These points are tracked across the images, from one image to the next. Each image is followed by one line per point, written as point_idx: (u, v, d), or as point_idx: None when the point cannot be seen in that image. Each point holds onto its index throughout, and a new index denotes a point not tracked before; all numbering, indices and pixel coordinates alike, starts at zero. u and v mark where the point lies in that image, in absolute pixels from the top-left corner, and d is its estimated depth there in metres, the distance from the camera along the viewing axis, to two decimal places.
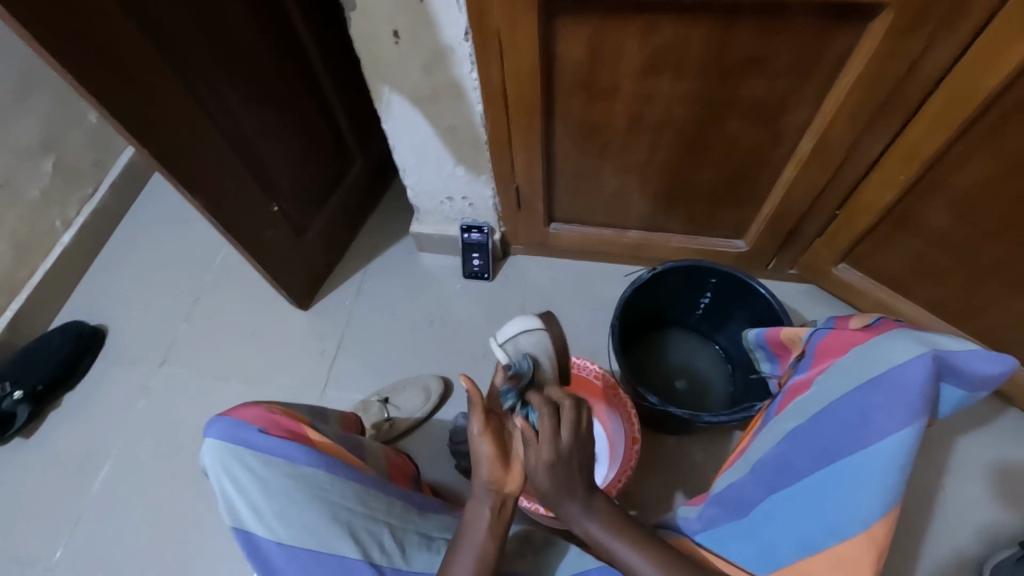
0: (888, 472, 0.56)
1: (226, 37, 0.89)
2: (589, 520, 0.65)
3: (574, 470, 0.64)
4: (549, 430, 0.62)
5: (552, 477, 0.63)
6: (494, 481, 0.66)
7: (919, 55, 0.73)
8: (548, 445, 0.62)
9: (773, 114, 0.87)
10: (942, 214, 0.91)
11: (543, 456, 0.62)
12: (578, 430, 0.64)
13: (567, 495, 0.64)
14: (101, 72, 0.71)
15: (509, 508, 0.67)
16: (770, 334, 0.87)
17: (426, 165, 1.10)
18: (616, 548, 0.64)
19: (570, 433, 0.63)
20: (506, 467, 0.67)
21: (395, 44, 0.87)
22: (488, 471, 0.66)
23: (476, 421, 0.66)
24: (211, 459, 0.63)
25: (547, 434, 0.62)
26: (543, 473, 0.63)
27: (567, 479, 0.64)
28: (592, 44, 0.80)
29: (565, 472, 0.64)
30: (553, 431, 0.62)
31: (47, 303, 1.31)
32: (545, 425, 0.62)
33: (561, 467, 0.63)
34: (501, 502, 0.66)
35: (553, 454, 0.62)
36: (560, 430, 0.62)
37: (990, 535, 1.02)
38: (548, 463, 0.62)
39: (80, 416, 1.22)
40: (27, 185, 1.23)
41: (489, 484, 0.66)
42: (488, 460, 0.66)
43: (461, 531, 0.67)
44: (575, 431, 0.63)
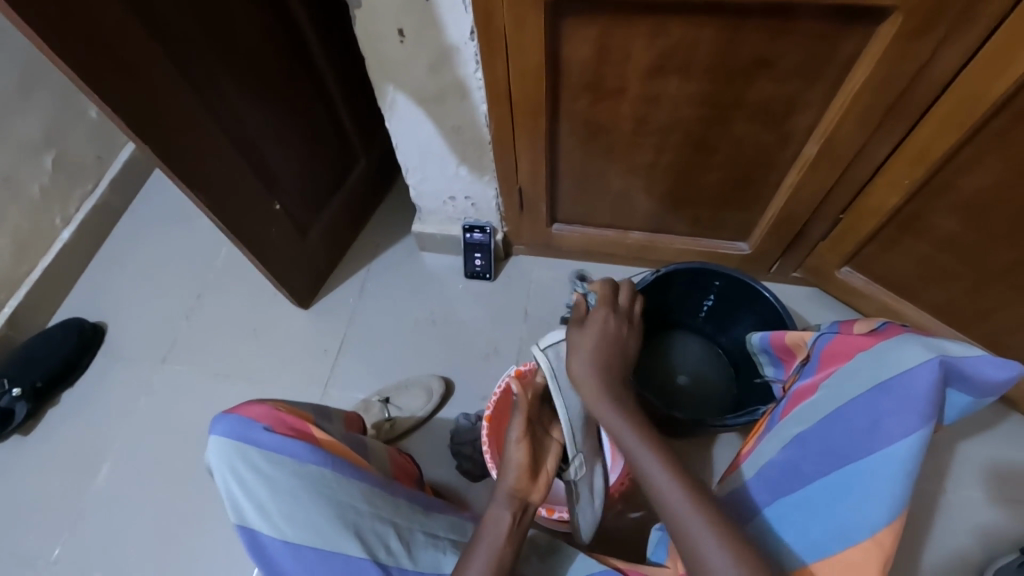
0: (897, 478, 0.57)
1: (230, 33, 0.89)
2: (613, 423, 0.71)
3: (614, 344, 0.78)
4: (609, 295, 0.83)
5: (594, 355, 0.75)
6: (518, 488, 0.73)
7: (928, 58, 0.72)
8: (600, 324, 0.78)
9: (781, 116, 0.86)
10: (949, 218, 0.90)
11: (599, 316, 0.79)
12: (625, 324, 0.81)
13: (600, 374, 0.74)
14: (104, 68, 0.71)
15: (528, 517, 0.72)
16: (774, 338, 0.87)
17: (430, 164, 1.09)
18: (634, 448, 0.68)
19: (622, 315, 0.82)
20: (533, 479, 0.74)
21: (400, 43, 0.86)
22: (515, 478, 0.73)
23: (518, 427, 0.75)
24: (217, 458, 0.63)
25: (606, 312, 0.80)
26: (589, 342, 0.76)
27: (606, 362, 0.75)
28: (599, 45, 0.80)
29: (605, 353, 0.76)
30: (612, 297, 0.83)
31: (46, 299, 1.30)
32: (605, 294, 0.83)
33: (604, 342, 0.77)
34: (523, 509, 0.72)
35: (604, 328, 0.78)
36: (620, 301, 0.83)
37: (991, 539, 1.02)
38: (598, 334, 0.77)
39: (79, 414, 1.21)
40: (28, 181, 1.22)
41: (513, 492, 0.72)
42: (516, 467, 0.73)
43: (477, 534, 0.68)
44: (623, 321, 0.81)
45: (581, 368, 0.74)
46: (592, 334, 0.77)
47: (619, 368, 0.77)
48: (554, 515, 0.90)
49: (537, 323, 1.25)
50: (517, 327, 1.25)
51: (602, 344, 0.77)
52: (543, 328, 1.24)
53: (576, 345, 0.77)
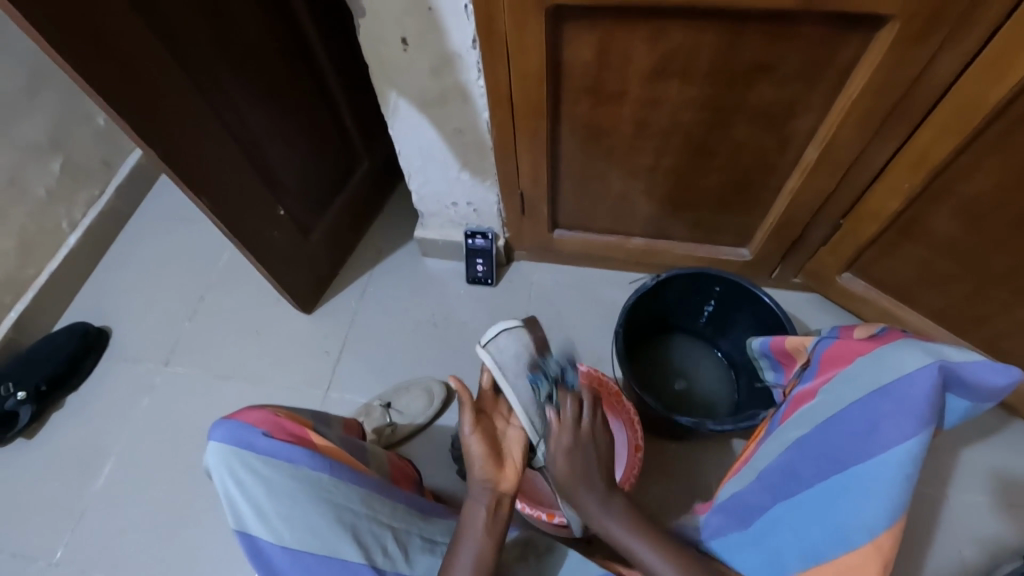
0: (895, 481, 0.56)
1: (235, 38, 0.90)
2: (604, 522, 0.69)
3: (592, 460, 0.69)
4: (570, 420, 0.70)
5: (578, 480, 0.69)
6: (489, 478, 0.70)
7: (927, 63, 0.73)
8: (566, 452, 0.69)
9: (779, 121, 0.87)
10: (949, 222, 0.90)
11: (564, 441, 0.69)
12: (592, 426, 0.71)
13: (585, 483, 0.69)
14: (111, 71, 0.72)
15: (505, 509, 0.70)
16: (774, 342, 0.87)
17: (431, 169, 1.10)
18: (629, 544, 0.68)
19: (586, 433, 0.70)
20: (498, 467, 0.72)
21: (404, 50, 0.88)
22: (481, 470, 0.71)
23: (467, 420, 0.73)
24: (215, 462, 0.62)
25: (570, 437, 0.69)
26: (565, 466, 0.69)
27: (589, 477, 0.69)
28: (598, 50, 0.81)
29: (586, 473, 0.69)
30: (574, 422, 0.70)
31: (51, 303, 1.31)
32: (569, 410, 0.70)
33: (584, 463, 0.69)
34: (497, 501, 0.69)
35: (569, 455, 0.69)
36: (581, 419, 0.70)
37: (994, 545, 1.01)
38: (567, 455, 0.69)
39: (83, 416, 1.22)
40: (35, 184, 1.23)
41: (486, 483, 0.70)
42: (479, 460, 0.71)
43: (460, 532, 0.68)
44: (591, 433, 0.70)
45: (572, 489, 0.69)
46: (564, 465, 0.69)
47: (601, 467, 0.70)
48: (554, 519, 0.91)
49: None
50: None
51: (575, 460, 0.69)
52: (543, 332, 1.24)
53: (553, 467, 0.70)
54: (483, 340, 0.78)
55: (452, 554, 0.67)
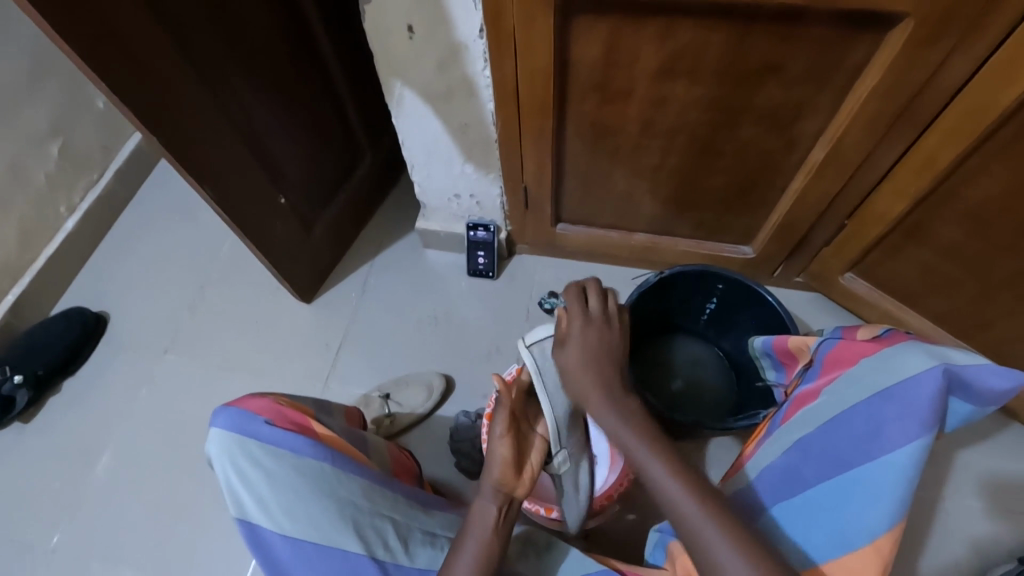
0: (898, 483, 0.57)
1: (240, 25, 0.89)
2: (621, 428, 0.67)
3: (604, 342, 0.73)
4: (578, 303, 0.76)
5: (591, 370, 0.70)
6: (502, 482, 0.71)
7: (938, 66, 0.72)
8: (581, 340, 0.73)
9: (789, 121, 0.86)
10: (955, 227, 0.90)
11: (575, 326, 0.74)
12: (606, 326, 0.75)
13: (599, 364, 0.71)
14: (113, 60, 0.71)
15: (513, 511, 0.72)
16: (777, 342, 0.86)
17: (435, 161, 1.09)
18: (646, 462, 0.63)
19: (599, 320, 0.75)
20: (517, 474, 0.72)
21: (409, 40, 0.86)
22: (500, 473, 0.71)
23: (501, 423, 0.72)
24: (218, 450, 0.63)
25: (581, 321, 0.74)
26: (582, 357, 0.71)
27: (601, 370, 0.71)
28: (608, 45, 0.79)
29: (599, 358, 0.71)
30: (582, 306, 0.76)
31: (50, 288, 1.31)
32: (573, 302, 0.76)
33: (597, 353, 0.72)
34: (507, 504, 0.71)
35: (585, 342, 0.72)
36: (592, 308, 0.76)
37: (988, 548, 1.02)
38: (582, 340, 0.72)
39: (80, 403, 1.21)
40: (33, 169, 1.22)
41: (498, 485, 0.71)
42: (499, 462, 0.72)
43: (465, 528, 0.69)
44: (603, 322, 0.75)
45: (584, 384, 0.70)
46: (578, 340, 0.72)
47: (612, 348, 0.73)
48: (552, 514, 0.91)
49: (539, 323, 1.25)
50: (519, 326, 1.25)
51: (593, 355, 0.72)
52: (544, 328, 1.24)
53: (568, 361, 0.72)
54: (528, 340, 0.77)
55: (452, 554, 0.67)
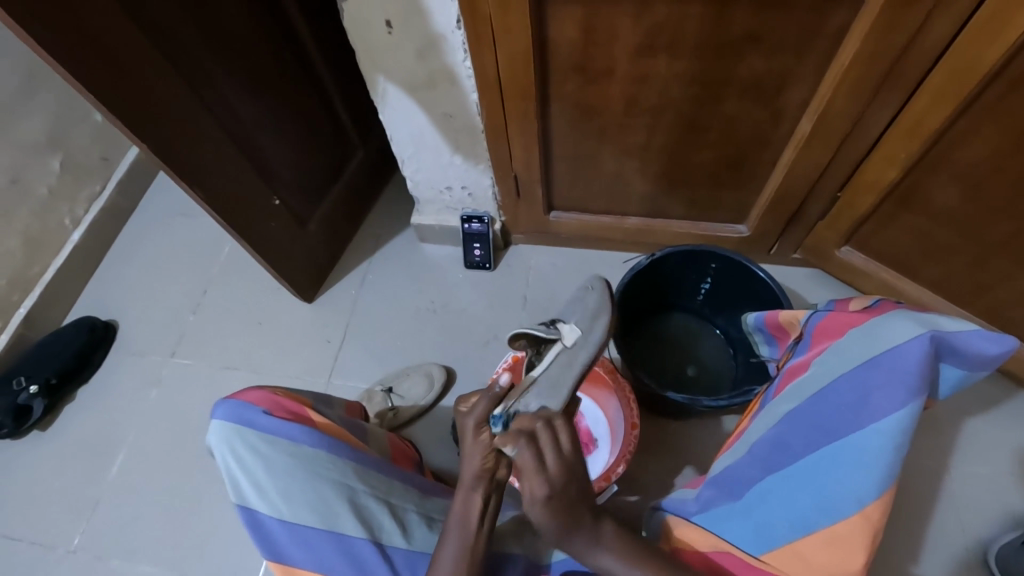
0: (884, 450, 0.58)
1: (222, 27, 0.90)
2: (599, 561, 0.65)
3: (575, 486, 0.64)
4: (533, 469, 0.62)
5: (556, 528, 0.63)
6: (488, 469, 0.68)
7: (918, 28, 0.71)
8: (540, 505, 0.62)
9: (772, 93, 0.85)
10: (948, 191, 0.89)
11: (539, 491, 0.62)
12: (561, 452, 0.64)
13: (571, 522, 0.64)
14: (98, 69, 0.73)
15: None
16: (768, 316, 0.87)
17: (424, 153, 1.10)
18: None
19: (556, 466, 0.63)
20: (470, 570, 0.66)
21: (389, 33, 0.87)
22: None
23: None
24: (218, 439, 0.66)
25: (542, 490, 0.62)
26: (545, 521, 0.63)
27: (566, 519, 0.64)
28: (585, 25, 0.79)
29: (557, 500, 0.63)
30: (538, 472, 0.62)
31: (59, 298, 1.34)
32: (526, 458, 0.62)
33: (561, 508, 0.63)
34: None
35: (548, 508, 0.62)
36: (548, 465, 0.63)
37: (998, 512, 1.01)
38: (546, 489, 0.62)
39: (93, 409, 1.25)
40: (36, 182, 1.25)
41: (483, 473, 0.68)
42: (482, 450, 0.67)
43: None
44: (565, 479, 0.63)
45: (540, 522, 0.63)
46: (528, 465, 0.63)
47: (580, 491, 0.65)
48: None
49: (536, 311, 1.25)
50: (517, 314, 1.25)
51: (558, 505, 0.63)
52: (542, 315, 1.24)
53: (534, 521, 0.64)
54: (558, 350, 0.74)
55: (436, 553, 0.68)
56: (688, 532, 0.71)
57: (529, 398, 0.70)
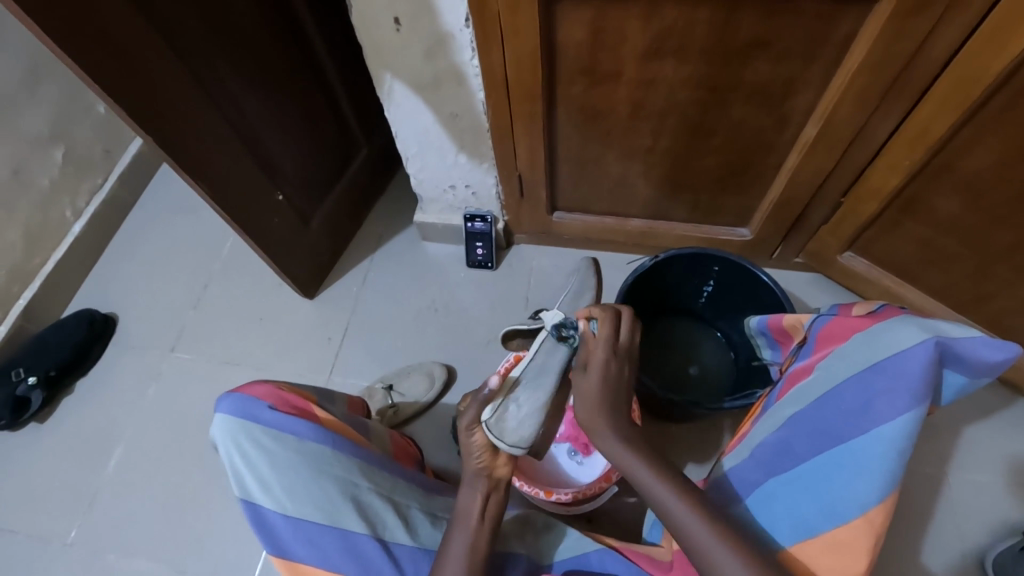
0: (887, 455, 0.58)
1: (228, 22, 0.90)
2: (622, 457, 0.69)
3: (621, 379, 0.73)
4: (611, 328, 0.74)
5: (598, 393, 0.71)
6: (485, 466, 0.73)
7: (925, 37, 0.71)
8: (601, 363, 0.72)
9: (778, 98, 0.86)
10: (951, 200, 0.89)
11: (597, 363, 0.72)
12: (622, 342, 0.74)
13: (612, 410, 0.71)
14: (104, 62, 0.72)
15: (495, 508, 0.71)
16: (772, 321, 0.87)
17: (429, 152, 1.10)
18: (652, 488, 0.66)
19: (620, 348, 0.74)
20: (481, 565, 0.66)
21: (397, 31, 0.87)
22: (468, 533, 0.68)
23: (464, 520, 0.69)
24: (223, 434, 0.66)
25: (607, 351, 0.73)
26: (596, 381, 0.71)
27: (609, 396, 0.71)
28: (593, 28, 0.79)
29: (610, 379, 0.72)
30: (613, 334, 0.74)
31: (58, 291, 1.33)
32: (599, 334, 0.74)
33: (612, 379, 0.72)
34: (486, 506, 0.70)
35: (606, 369, 0.72)
36: (620, 338, 0.74)
37: (994, 519, 1.01)
38: (605, 364, 0.72)
39: (92, 402, 1.24)
40: (38, 174, 1.24)
41: (481, 471, 0.73)
42: (477, 449, 0.73)
43: (454, 520, 0.70)
44: (625, 359, 0.74)
45: (588, 395, 0.71)
46: (600, 337, 0.74)
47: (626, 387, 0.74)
48: (551, 497, 0.92)
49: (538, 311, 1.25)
50: (519, 315, 1.25)
51: (608, 384, 0.72)
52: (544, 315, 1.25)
53: (582, 385, 0.73)
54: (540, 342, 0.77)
55: (444, 545, 0.68)
56: None
57: (517, 390, 0.75)
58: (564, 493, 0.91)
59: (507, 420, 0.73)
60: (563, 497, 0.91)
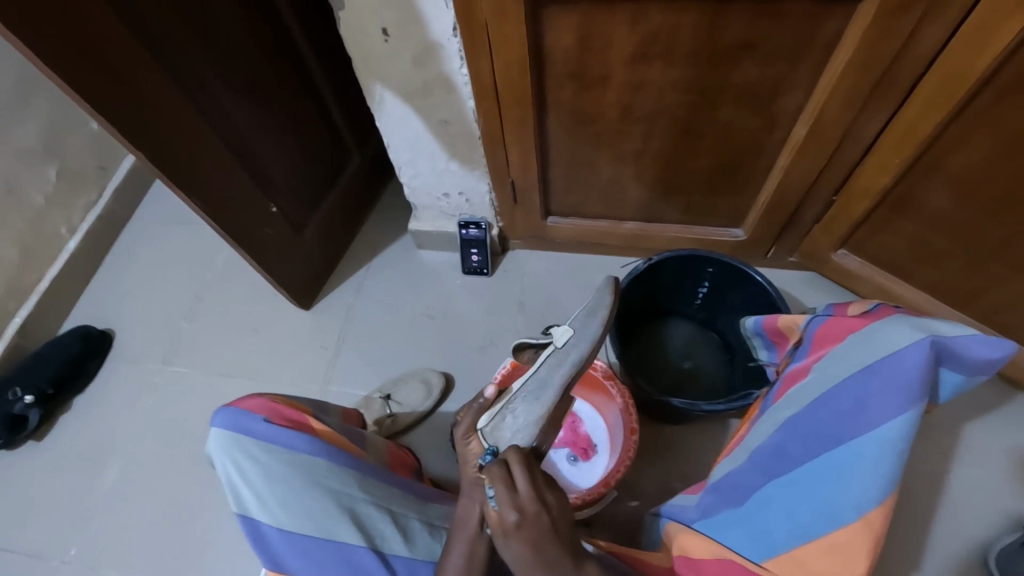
0: (886, 457, 0.57)
1: (217, 37, 0.90)
2: None
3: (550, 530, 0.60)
4: (503, 499, 0.61)
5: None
6: (482, 475, 0.70)
7: (910, 35, 0.71)
8: (521, 539, 0.59)
9: (767, 99, 0.86)
10: (941, 196, 0.89)
11: (509, 530, 0.60)
12: (523, 498, 0.61)
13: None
14: (93, 80, 0.72)
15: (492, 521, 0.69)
16: (766, 321, 0.87)
17: (421, 159, 1.10)
18: None
19: (530, 505, 0.61)
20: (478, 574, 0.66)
21: (385, 41, 0.87)
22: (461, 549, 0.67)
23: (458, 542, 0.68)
24: (217, 447, 0.66)
25: (514, 517, 0.60)
26: (527, 561, 0.58)
27: (548, 571, 0.58)
28: (580, 33, 0.79)
29: (535, 552, 0.59)
30: (509, 503, 0.61)
31: (54, 307, 1.33)
32: (498, 492, 0.62)
33: (544, 546, 0.59)
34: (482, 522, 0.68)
35: (522, 539, 0.59)
36: (521, 492, 0.62)
37: (996, 516, 1.01)
38: (518, 542, 0.59)
39: (89, 418, 1.24)
40: (32, 191, 1.24)
41: (478, 479, 0.71)
42: (474, 458, 0.72)
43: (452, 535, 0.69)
44: (541, 507, 0.61)
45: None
46: (497, 503, 0.61)
47: (560, 536, 0.60)
48: None
49: (533, 317, 1.25)
50: (515, 321, 1.25)
51: (534, 553, 0.59)
52: (540, 320, 1.24)
53: (510, 564, 0.60)
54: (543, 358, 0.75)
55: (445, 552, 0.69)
56: (687, 538, 0.72)
57: (515, 403, 0.73)
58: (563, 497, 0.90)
59: (503, 430, 0.72)
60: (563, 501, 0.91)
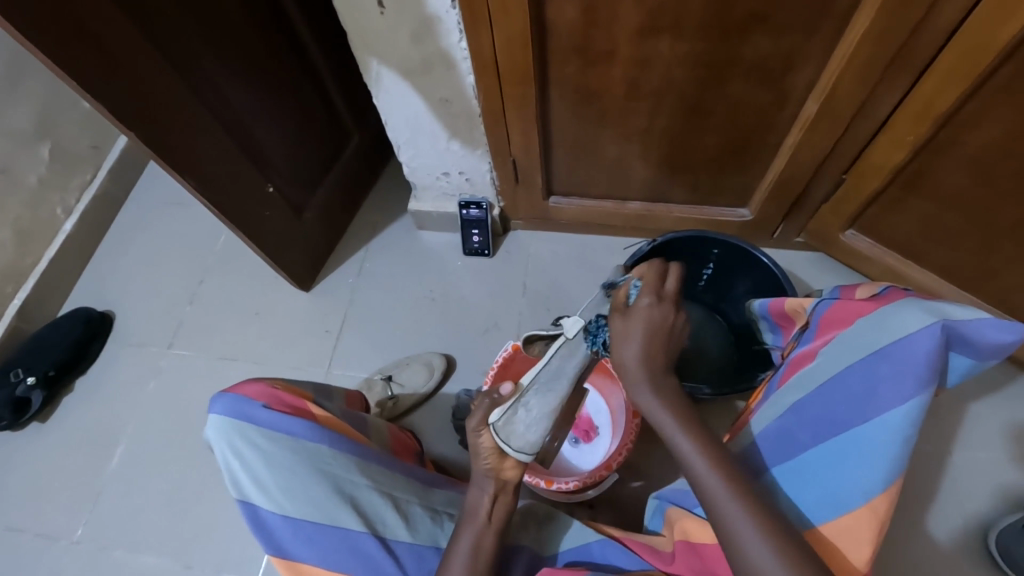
0: (895, 441, 0.58)
1: (209, 11, 0.87)
2: (661, 421, 0.65)
3: (672, 326, 0.67)
4: (655, 281, 0.70)
5: (640, 345, 0.66)
6: (492, 468, 0.72)
7: (931, 4, 0.68)
8: (646, 312, 0.67)
9: (779, 74, 0.83)
10: (957, 174, 0.86)
11: (643, 306, 0.68)
12: (664, 289, 0.69)
13: (650, 377, 0.65)
14: (79, 56, 0.70)
15: (498, 511, 0.71)
16: (773, 304, 0.85)
17: (420, 138, 1.07)
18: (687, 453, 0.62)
19: (669, 296, 0.69)
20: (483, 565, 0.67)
21: (381, 14, 0.84)
22: (471, 538, 0.68)
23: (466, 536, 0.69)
24: (217, 434, 0.65)
25: (652, 296, 0.68)
26: (638, 331, 0.66)
27: (653, 349, 0.66)
28: (586, 6, 0.76)
29: (657, 332, 0.66)
30: (658, 285, 0.69)
31: (53, 290, 1.32)
32: (652, 272, 0.70)
33: (657, 327, 0.67)
34: (490, 515, 0.70)
35: (648, 317, 0.67)
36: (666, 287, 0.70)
37: (999, 496, 1.01)
38: (649, 316, 0.67)
39: (92, 400, 1.24)
40: (25, 173, 1.22)
41: (488, 472, 0.72)
42: (487, 452, 0.72)
43: (461, 523, 0.70)
44: (675, 306, 0.69)
45: (625, 356, 0.66)
46: (649, 284, 0.70)
47: (675, 339, 0.67)
48: (552, 486, 0.91)
49: (536, 299, 1.24)
50: (517, 302, 1.24)
51: (651, 333, 0.66)
52: (543, 302, 1.23)
53: (623, 333, 0.67)
54: (558, 344, 0.76)
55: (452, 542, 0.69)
56: (690, 525, 0.69)
57: (528, 396, 0.74)
58: (565, 481, 0.90)
59: (518, 422, 0.72)
60: (564, 485, 0.90)
